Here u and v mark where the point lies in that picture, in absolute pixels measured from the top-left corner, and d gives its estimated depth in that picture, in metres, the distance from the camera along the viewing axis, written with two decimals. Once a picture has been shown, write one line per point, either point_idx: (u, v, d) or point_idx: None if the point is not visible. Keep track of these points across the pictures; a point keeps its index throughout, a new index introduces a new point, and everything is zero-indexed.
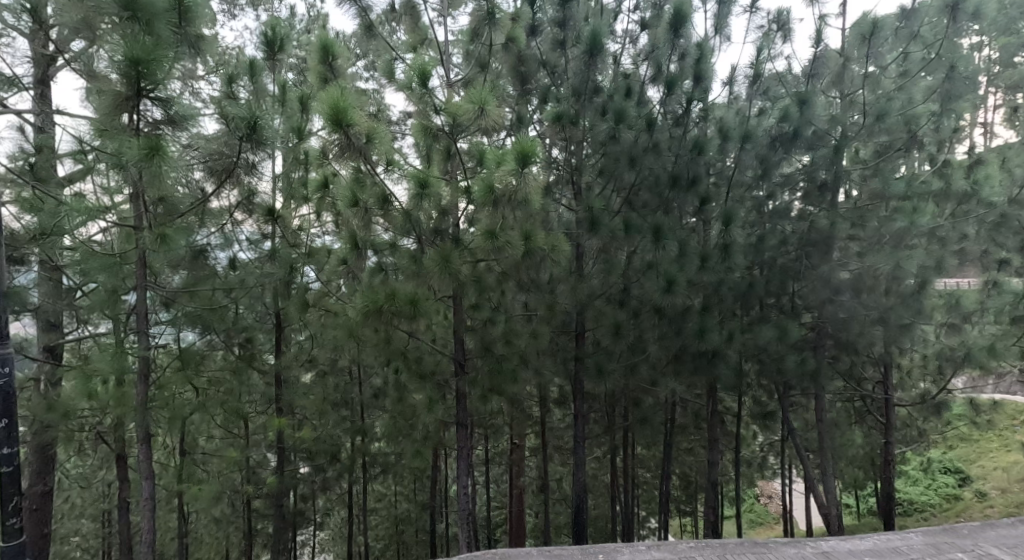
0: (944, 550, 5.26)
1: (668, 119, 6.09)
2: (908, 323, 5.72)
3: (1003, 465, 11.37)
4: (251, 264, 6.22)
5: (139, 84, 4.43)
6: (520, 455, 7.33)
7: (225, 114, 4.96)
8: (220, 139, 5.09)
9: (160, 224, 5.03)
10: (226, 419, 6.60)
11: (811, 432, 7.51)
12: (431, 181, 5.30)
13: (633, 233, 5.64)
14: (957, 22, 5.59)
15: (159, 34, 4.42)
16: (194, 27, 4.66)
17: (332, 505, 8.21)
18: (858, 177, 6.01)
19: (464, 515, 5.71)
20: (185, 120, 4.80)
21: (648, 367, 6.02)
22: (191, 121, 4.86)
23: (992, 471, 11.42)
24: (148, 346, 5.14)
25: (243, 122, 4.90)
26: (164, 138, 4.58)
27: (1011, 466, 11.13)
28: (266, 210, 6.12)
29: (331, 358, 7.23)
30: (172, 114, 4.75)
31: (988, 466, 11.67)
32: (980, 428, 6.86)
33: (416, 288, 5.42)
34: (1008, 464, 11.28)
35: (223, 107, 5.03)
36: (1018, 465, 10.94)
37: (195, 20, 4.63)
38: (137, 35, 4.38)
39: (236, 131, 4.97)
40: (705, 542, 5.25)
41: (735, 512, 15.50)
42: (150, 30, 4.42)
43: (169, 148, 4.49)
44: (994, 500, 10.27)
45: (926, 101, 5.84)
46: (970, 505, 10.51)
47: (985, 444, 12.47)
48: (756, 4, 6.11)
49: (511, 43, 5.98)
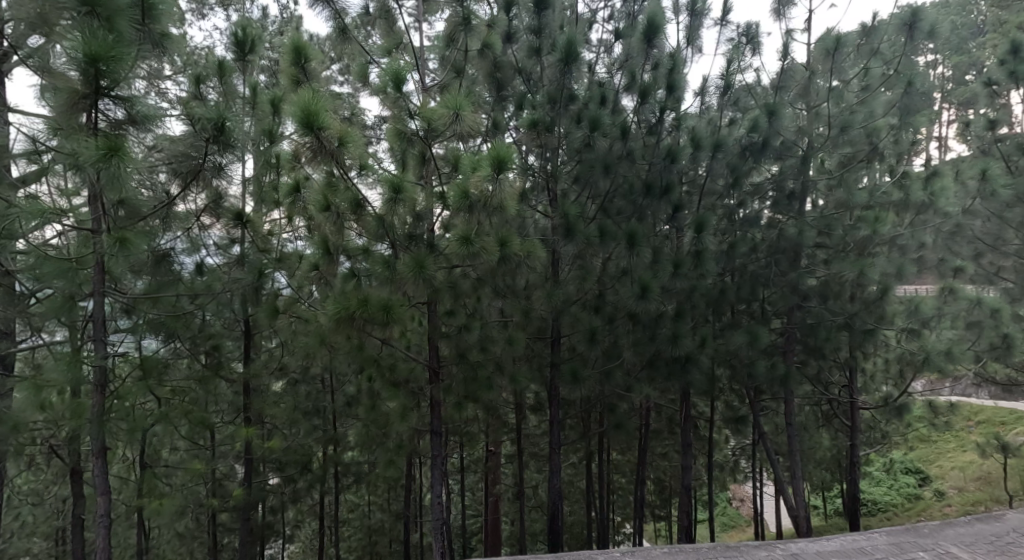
0: (906, 549, 5.46)
1: (642, 128, 6.21)
2: (871, 329, 5.90)
3: (960, 466, 11.84)
4: (218, 270, 6.10)
5: (98, 82, 4.27)
6: (495, 462, 7.22)
7: (192, 115, 4.85)
8: (186, 141, 4.99)
9: (120, 228, 4.86)
10: (191, 431, 6.39)
11: (780, 435, 7.65)
12: (405, 187, 5.20)
13: (608, 239, 5.70)
14: (914, 41, 5.84)
15: (121, 31, 4.28)
16: (160, 24, 4.59)
17: (303, 517, 7.98)
18: (824, 187, 6.17)
19: (439, 525, 5.60)
20: (149, 120, 4.67)
21: (622, 373, 6.13)
22: (155, 122, 4.72)
23: (949, 472, 11.87)
24: (105, 355, 4.93)
25: (210, 122, 4.80)
26: (124, 139, 4.45)
27: (966, 467, 11.57)
28: (235, 214, 6.04)
29: (302, 366, 6.98)
30: (135, 114, 4.61)
31: (944, 467, 12.11)
32: (940, 429, 7.13)
33: (391, 294, 5.31)
34: (964, 464, 11.78)
35: (189, 108, 4.93)
36: (973, 465, 11.43)
37: (160, 17, 4.56)
38: (97, 31, 4.25)
39: (203, 133, 4.87)
40: (680, 547, 5.37)
41: (708, 516, 15.66)
42: (110, 27, 4.30)
43: (129, 149, 4.35)
44: (951, 500, 10.63)
45: (886, 115, 6.08)
46: (929, 506, 10.87)
47: (943, 445, 13.04)
48: (727, 18, 6.26)
49: (486, 50, 6.17)
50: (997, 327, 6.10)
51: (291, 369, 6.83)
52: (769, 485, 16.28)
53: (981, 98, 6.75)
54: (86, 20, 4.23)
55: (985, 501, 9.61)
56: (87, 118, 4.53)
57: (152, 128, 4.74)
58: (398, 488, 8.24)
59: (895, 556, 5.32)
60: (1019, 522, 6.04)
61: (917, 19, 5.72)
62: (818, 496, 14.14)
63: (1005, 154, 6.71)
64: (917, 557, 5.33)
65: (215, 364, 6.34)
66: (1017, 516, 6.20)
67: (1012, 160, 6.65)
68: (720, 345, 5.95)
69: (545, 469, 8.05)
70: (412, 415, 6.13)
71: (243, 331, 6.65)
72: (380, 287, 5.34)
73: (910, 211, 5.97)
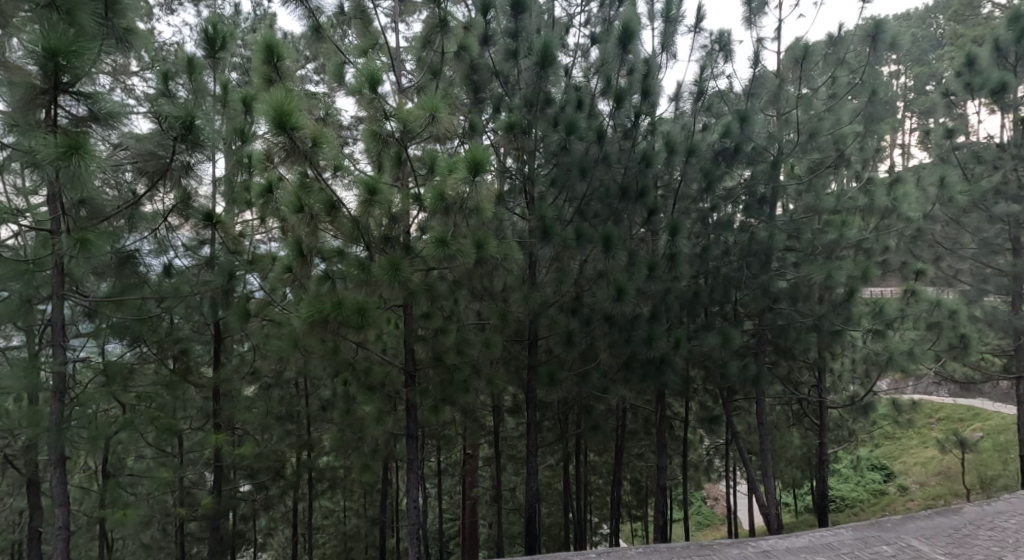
0: (872, 543, 5.66)
1: (617, 132, 6.27)
2: (838, 330, 6.08)
3: (922, 461, 12.28)
4: (187, 273, 6.00)
5: (58, 77, 4.12)
6: (472, 466, 7.12)
7: (159, 113, 4.70)
8: (152, 139, 4.85)
9: (81, 228, 4.69)
10: (157, 438, 6.23)
11: (753, 434, 7.80)
12: (380, 189, 5.15)
13: (584, 242, 5.75)
14: (878, 52, 6.03)
15: (83, 26, 4.18)
16: (124, 19, 4.49)
17: (276, 524, 7.81)
18: (793, 192, 6.34)
19: (415, 529, 5.53)
20: (114, 117, 4.54)
21: (599, 375, 6.21)
22: (121, 119, 4.60)
23: (912, 468, 12.28)
24: (64, 361, 4.78)
25: (178, 120, 4.66)
26: (86, 136, 4.30)
27: (928, 463, 11.99)
28: (204, 215, 5.76)
29: (276, 370, 6.80)
30: (97, 111, 4.50)
31: (908, 463, 12.52)
32: (904, 427, 7.37)
33: (367, 297, 5.25)
34: (926, 460, 12.21)
35: (155, 105, 4.78)
36: (935, 461, 11.86)
37: (124, 12, 4.45)
38: (57, 25, 4.12)
39: (170, 131, 4.72)
40: (654, 547, 5.70)
41: (683, 515, 15.80)
42: (71, 21, 4.17)
43: (91, 147, 4.19)
44: (914, 494, 10.97)
45: (852, 122, 6.28)
46: (892, 500, 11.19)
47: (906, 441, 13.51)
48: (700, 25, 6.38)
49: (463, 51, 6.07)
50: (954, 327, 6.37)
51: (264, 374, 6.63)
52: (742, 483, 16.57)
53: (940, 108, 7.10)
54: (45, 14, 4.11)
55: (945, 495, 9.96)
56: (45, 115, 4.38)
57: (117, 126, 4.59)
58: (375, 493, 8.13)
59: (859, 550, 5.54)
60: (975, 515, 6.30)
61: (879, 31, 5.94)
62: (789, 493, 14.47)
63: (961, 162, 6.99)
64: (880, 551, 5.54)
65: (183, 369, 6.19)
66: (972, 509, 6.46)
67: (968, 168, 6.97)
68: (693, 346, 6.04)
69: (522, 472, 8.04)
70: (387, 419, 6.07)
71: (213, 335, 6.44)
72: (355, 289, 5.26)
73: (875, 215, 6.14)
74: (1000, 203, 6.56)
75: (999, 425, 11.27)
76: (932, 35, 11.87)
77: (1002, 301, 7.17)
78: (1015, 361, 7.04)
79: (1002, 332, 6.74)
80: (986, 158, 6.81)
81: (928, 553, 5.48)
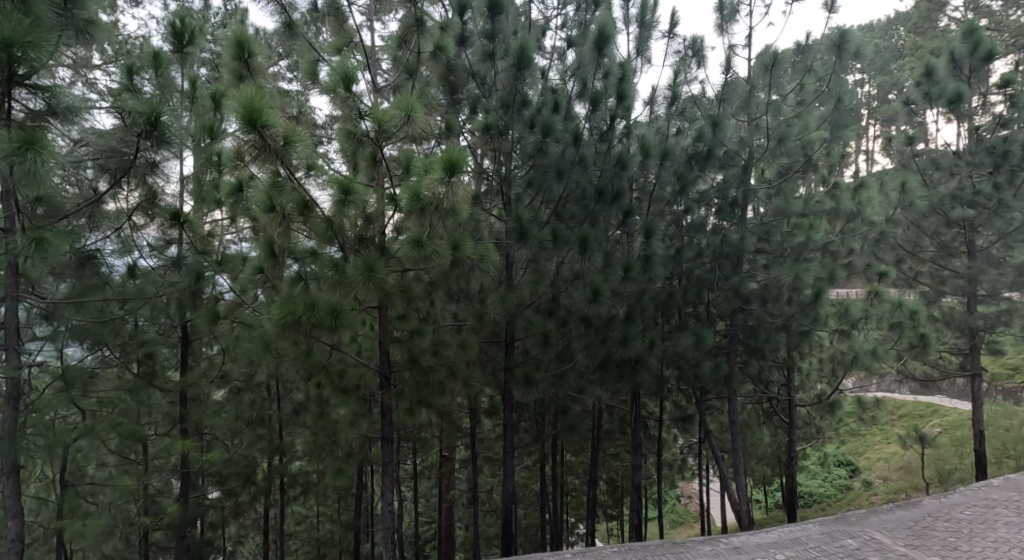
0: (837, 537, 5.83)
1: (594, 134, 6.29)
2: (806, 330, 6.25)
3: (884, 457, 12.68)
4: (152, 274, 5.77)
5: (13, 68, 3.96)
6: (448, 467, 7.05)
7: (122, 108, 4.54)
8: (115, 134, 4.68)
9: (37, 227, 4.52)
10: (120, 445, 6.02)
11: (724, 433, 7.95)
12: (355, 188, 5.08)
13: (561, 244, 5.76)
14: (842, 61, 6.23)
15: (40, 16, 4.03)
16: (85, 10, 4.36)
17: (246, 531, 7.62)
18: (763, 196, 6.50)
19: (390, 533, 5.46)
20: (73, 112, 4.41)
21: (575, 375, 6.25)
22: (81, 115, 4.47)
23: (876, 463, 12.68)
24: (17, 365, 4.64)
25: (142, 116, 4.49)
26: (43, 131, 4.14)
27: (890, 458, 12.38)
28: (170, 214, 5.65)
29: (246, 374, 6.63)
30: (56, 105, 4.35)
31: (872, 459, 12.91)
32: (867, 423, 7.61)
33: (342, 298, 5.16)
34: (888, 455, 12.62)
35: (118, 100, 4.63)
36: (896, 456, 12.26)
37: (84, 3, 4.31)
38: (12, 14, 3.96)
39: (135, 127, 4.56)
40: (628, 546, 5.77)
41: (658, 514, 15.93)
42: (27, 11, 4.02)
43: (49, 141, 4.02)
44: (877, 489, 11.30)
45: (819, 128, 6.43)
46: (858, 495, 11.52)
47: (870, 438, 13.95)
48: (674, 30, 6.48)
49: (439, 52, 6.04)
50: (915, 327, 6.61)
51: (233, 378, 6.46)
52: (715, 482, 16.85)
53: (901, 116, 7.38)
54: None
55: (906, 489, 10.29)
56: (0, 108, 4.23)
57: (76, 120, 4.49)
58: (348, 497, 8.00)
59: (825, 545, 5.69)
60: (934, 507, 6.55)
61: (845, 40, 6.15)
62: (759, 490, 14.78)
63: (921, 168, 7.28)
64: (845, 544, 5.71)
65: (148, 373, 5.98)
66: (931, 502, 6.71)
67: (927, 174, 7.25)
68: (668, 346, 6.12)
69: (498, 473, 8.01)
70: (362, 422, 5.99)
71: (181, 338, 6.25)
72: (329, 291, 5.17)
73: (840, 219, 6.32)
74: (956, 208, 6.85)
75: (956, 421, 11.75)
76: (894, 46, 12.29)
77: (959, 301, 7.48)
78: (971, 360, 7.35)
79: (957, 331, 7.11)
80: (943, 165, 7.10)
81: (890, 545, 5.67)
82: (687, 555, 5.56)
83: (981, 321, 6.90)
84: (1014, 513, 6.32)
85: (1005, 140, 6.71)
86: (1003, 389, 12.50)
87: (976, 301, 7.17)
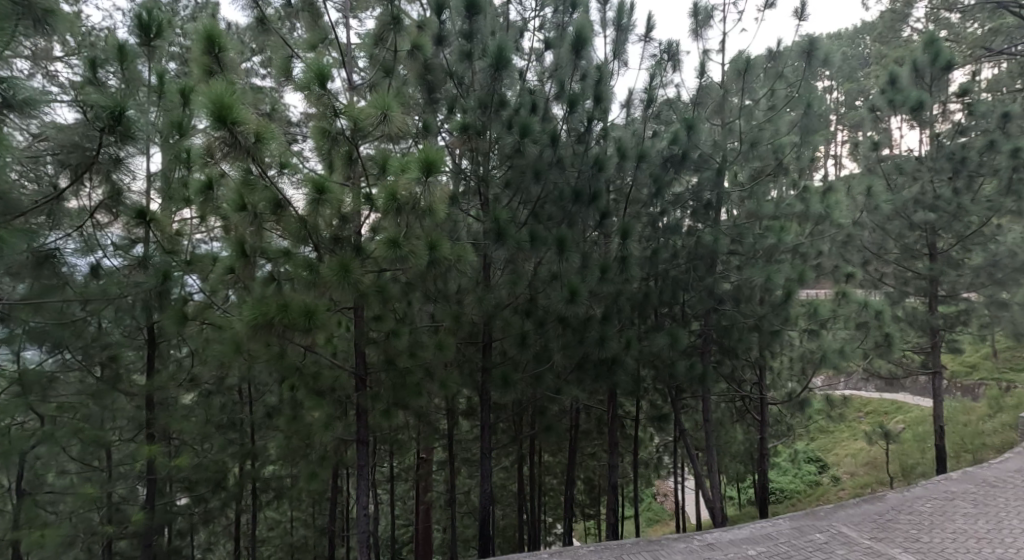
0: (806, 532, 5.98)
1: (572, 136, 6.34)
2: (777, 330, 6.37)
3: (852, 453, 13.05)
4: (117, 276, 5.52)
5: None
6: (425, 469, 6.99)
7: (84, 102, 4.35)
8: (75, 129, 4.50)
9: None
10: (82, 452, 5.81)
11: (699, 431, 8.07)
12: (329, 187, 4.95)
13: (538, 244, 5.75)
14: (812, 67, 6.47)
15: None
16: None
17: (216, 538, 7.43)
18: (736, 199, 6.61)
19: (365, 538, 5.36)
20: (32, 106, 4.21)
21: (552, 376, 6.27)
22: (40, 109, 4.27)
23: (844, 459, 13.03)
24: None
25: (105, 111, 4.31)
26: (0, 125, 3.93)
27: (857, 454, 12.71)
28: (136, 212, 5.47)
29: (216, 377, 6.43)
30: (14, 100, 4.14)
31: (840, 455, 13.27)
32: (835, 421, 7.81)
33: (315, 299, 5.07)
34: (855, 451, 12.98)
35: (79, 93, 4.44)
36: (863, 452, 12.62)
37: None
38: None
39: (98, 122, 4.37)
40: (605, 545, 5.80)
41: (635, 512, 16.03)
42: None
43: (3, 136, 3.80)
44: (844, 483, 11.59)
45: (789, 133, 6.58)
46: (826, 490, 11.81)
47: (839, 435, 14.36)
48: (650, 34, 6.54)
49: (416, 50, 5.92)
50: (880, 326, 6.80)
51: (203, 381, 6.24)
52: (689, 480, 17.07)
53: (867, 122, 7.55)
54: None
55: (872, 483, 10.59)
56: None
57: (35, 114, 4.28)
58: (323, 501, 7.88)
59: (795, 539, 5.83)
60: (897, 501, 6.76)
61: (813, 47, 6.40)
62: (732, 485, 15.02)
63: (885, 173, 7.52)
64: (814, 539, 5.85)
65: (112, 376, 5.79)
66: (894, 495, 6.92)
67: (891, 178, 7.49)
68: (644, 347, 6.18)
69: (475, 474, 7.97)
70: (337, 424, 5.89)
71: (147, 340, 5.94)
72: (303, 292, 5.10)
73: (810, 221, 6.47)
74: (919, 212, 7.08)
75: (918, 417, 12.17)
76: (861, 55, 12.69)
77: (922, 301, 7.75)
78: (932, 357, 7.63)
79: (920, 330, 7.37)
80: (907, 169, 7.34)
81: (856, 539, 5.84)
82: (663, 553, 5.62)
83: (942, 321, 7.17)
84: (971, 505, 6.57)
85: (962, 147, 6.99)
86: (961, 386, 13.00)
87: (937, 301, 7.43)
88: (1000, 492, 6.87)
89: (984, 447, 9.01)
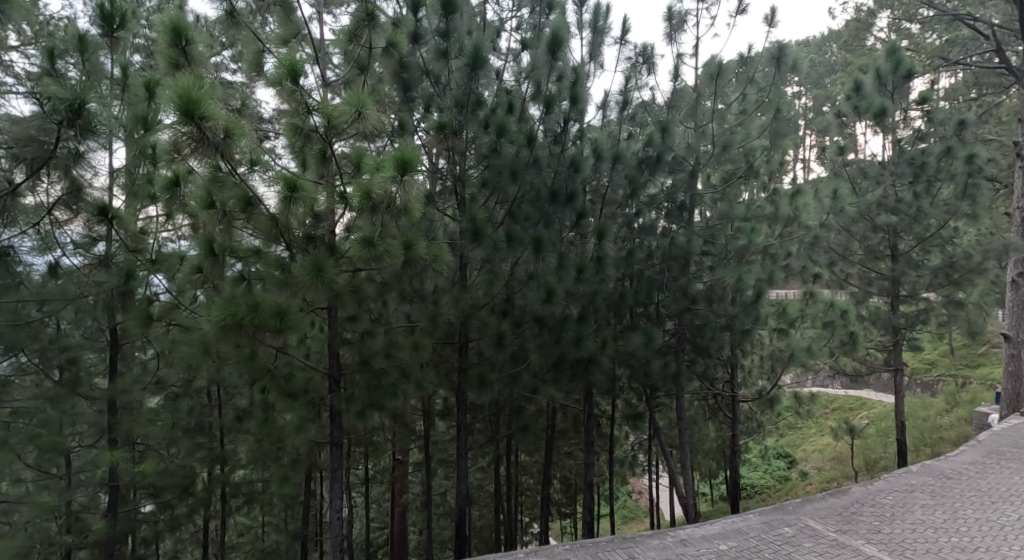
0: (775, 526, 6.12)
1: (548, 136, 6.35)
2: (748, 329, 6.49)
3: (819, 449, 13.42)
4: (76, 275, 5.30)
5: None
6: (400, 471, 6.91)
7: (41, 93, 4.20)
8: (33, 122, 4.31)
9: None
10: (37, 459, 5.55)
11: (672, 429, 8.18)
12: (302, 185, 4.81)
13: (515, 244, 5.72)
14: (781, 72, 6.61)
15: None
16: None
17: (184, 545, 7.20)
18: (709, 201, 6.74)
19: (338, 542, 5.25)
20: None
21: (528, 376, 6.27)
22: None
23: (811, 454, 13.38)
24: None
25: (64, 103, 4.11)
26: None
27: (824, 450, 13.08)
28: (96, 209, 5.09)
29: (182, 380, 6.22)
30: None
31: (808, 451, 13.62)
32: (803, 417, 8.02)
33: (288, 300, 4.96)
34: (822, 447, 13.34)
35: (35, 85, 4.30)
36: (829, 447, 12.98)
37: None
38: None
39: (56, 115, 4.20)
40: (580, 543, 5.81)
41: (610, 510, 16.15)
42: None
43: None
44: (812, 478, 11.89)
45: (760, 136, 6.73)
46: (794, 485, 12.12)
47: (806, 431, 14.74)
48: (626, 37, 6.62)
49: (391, 48, 5.79)
50: (846, 325, 7.01)
51: (170, 384, 6.02)
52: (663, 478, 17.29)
53: (834, 127, 7.87)
54: None
55: (838, 477, 10.90)
56: None
57: None
58: (296, 505, 7.71)
59: (765, 533, 5.95)
60: (860, 494, 6.97)
61: (783, 53, 6.54)
62: (704, 482, 15.29)
63: (850, 177, 7.73)
64: (783, 533, 5.99)
65: (72, 380, 5.54)
66: (858, 489, 7.13)
67: (856, 182, 7.71)
68: (619, 346, 6.23)
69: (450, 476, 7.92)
70: (310, 427, 5.77)
71: (109, 343, 5.72)
72: (275, 292, 5.00)
73: (779, 223, 6.62)
74: (881, 214, 7.31)
75: (881, 413, 12.58)
76: (828, 61, 13.05)
77: (885, 301, 8.02)
78: (895, 355, 7.90)
79: (883, 329, 7.62)
80: (870, 174, 7.58)
81: (822, 531, 6.00)
82: (637, 550, 5.67)
83: (903, 320, 7.43)
84: (930, 496, 6.82)
85: (922, 153, 7.27)
86: (920, 382, 13.48)
87: (899, 301, 7.69)
88: (957, 483, 7.14)
89: (943, 441, 9.37)
